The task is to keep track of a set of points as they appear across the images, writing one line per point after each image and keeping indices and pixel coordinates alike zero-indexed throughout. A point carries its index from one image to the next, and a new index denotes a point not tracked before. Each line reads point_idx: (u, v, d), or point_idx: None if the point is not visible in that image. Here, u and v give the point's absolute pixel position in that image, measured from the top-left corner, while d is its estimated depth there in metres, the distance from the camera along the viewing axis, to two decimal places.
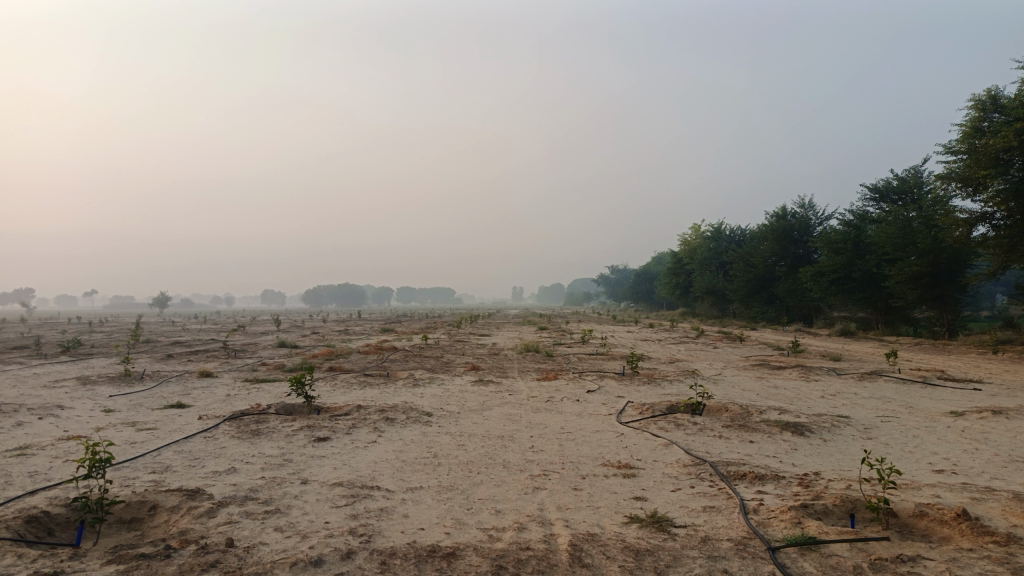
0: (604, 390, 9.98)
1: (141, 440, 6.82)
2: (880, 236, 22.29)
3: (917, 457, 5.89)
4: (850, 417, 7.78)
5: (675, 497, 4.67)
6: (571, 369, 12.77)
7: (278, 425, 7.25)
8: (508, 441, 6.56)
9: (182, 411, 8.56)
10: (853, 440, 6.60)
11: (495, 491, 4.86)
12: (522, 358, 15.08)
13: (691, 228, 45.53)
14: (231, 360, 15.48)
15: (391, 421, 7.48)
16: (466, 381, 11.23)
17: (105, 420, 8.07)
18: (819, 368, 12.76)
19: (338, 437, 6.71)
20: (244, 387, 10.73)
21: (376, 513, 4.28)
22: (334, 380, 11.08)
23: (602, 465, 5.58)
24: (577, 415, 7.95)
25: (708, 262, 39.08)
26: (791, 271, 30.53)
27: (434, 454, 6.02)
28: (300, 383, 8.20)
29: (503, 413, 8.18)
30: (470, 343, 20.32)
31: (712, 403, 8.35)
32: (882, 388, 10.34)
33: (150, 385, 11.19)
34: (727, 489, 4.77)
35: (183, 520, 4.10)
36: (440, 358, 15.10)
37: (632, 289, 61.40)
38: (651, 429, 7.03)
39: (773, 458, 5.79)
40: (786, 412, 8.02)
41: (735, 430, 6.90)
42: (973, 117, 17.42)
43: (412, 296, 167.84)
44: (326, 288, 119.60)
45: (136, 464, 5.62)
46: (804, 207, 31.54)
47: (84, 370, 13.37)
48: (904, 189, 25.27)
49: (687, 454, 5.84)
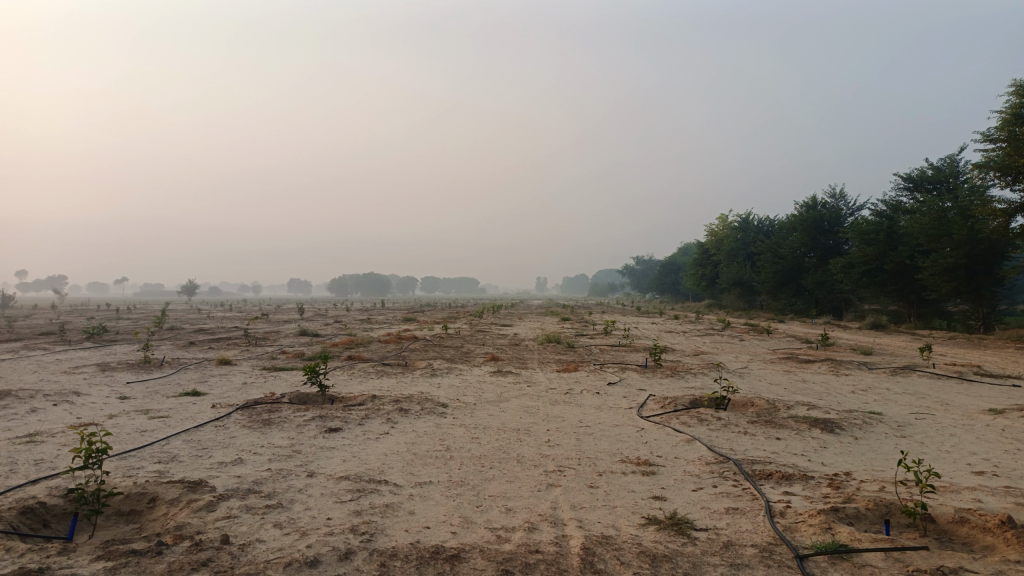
0: (626, 383, 9.72)
1: (152, 428, 6.72)
2: (913, 227, 21.67)
3: (956, 458, 5.57)
4: (882, 414, 7.45)
5: (696, 497, 4.42)
6: (593, 361, 12.51)
7: (290, 414, 7.11)
8: (524, 434, 6.35)
9: (197, 399, 8.47)
10: (885, 438, 6.29)
11: (507, 487, 4.65)
12: (543, 349, 14.87)
13: (717, 218, 44.83)
14: (252, 347, 15.46)
15: (405, 412, 7.31)
16: (485, 371, 11.04)
17: (119, 407, 8.02)
18: (849, 362, 12.36)
19: (351, 428, 6.54)
20: (262, 376, 10.65)
21: (380, 509, 4.09)
22: (352, 369, 10.97)
23: (621, 461, 5.34)
24: (597, 408, 7.71)
25: (735, 253, 38.46)
26: (820, 263, 29.89)
27: (447, 448, 5.82)
28: (314, 372, 8.06)
29: (521, 405, 7.97)
30: (492, 333, 20.15)
31: (738, 397, 8.05)
32: (916, 383, 9.95)
33: (169, 372, 11.16)
34: (752, 489, 4.51)
35: (182, 513, 3.95)
36: (461, 348, 14.93)
37: (657, 280, 60.81)
38: (673, 424, 6.77)
39: (801, 457, 5.50)
40: (815, 407, 7.71)
41: (760, 426, 6.61)
42: (1014, 103, 16.77)
43: (436, 286, 168.32)
44: (352, 277, 120.39)
45: (142, 454, 5.51)
46: (834, 197, 30.85)
47: (106, 357, 13.41)
48: (939, 178, 24.55)
49: (710, 452, 5.58)
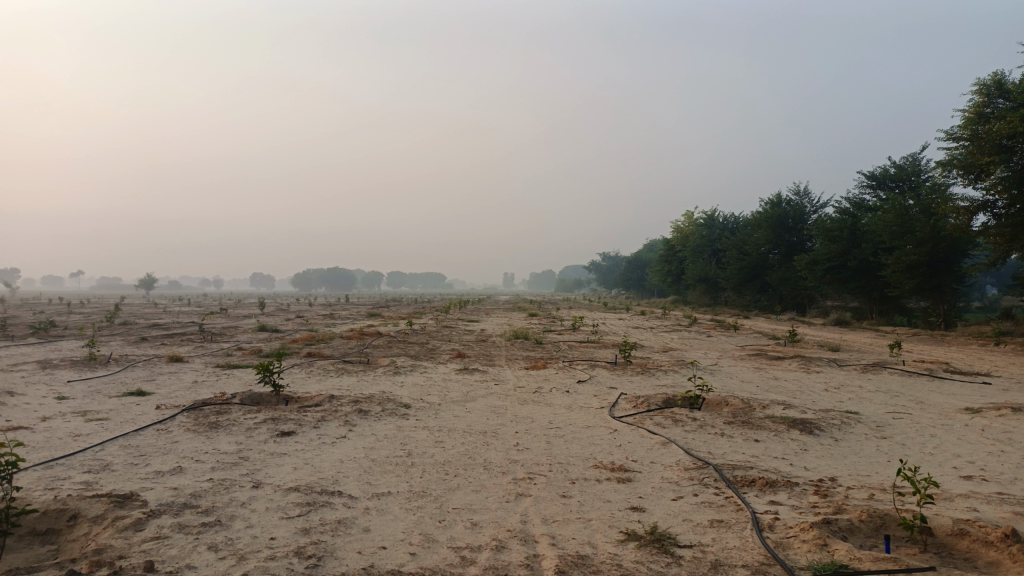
0: (596, 381, 9.40)
1: (87, 431, 6.19)
2: (877, 224, 21.78)
3: (941, 461, 5.34)
4: (860, 413, 7.23)
5: (677, 507, 4.09)
6: (561, 358, 12.19)
7: (239, 417, 6.63)
8: (491, 437, 5.98)
9: (141, 400, 7.90)
10: (867, 440, 6.05)
11: (472, 498, 4.27)
12: (510, 345, 14.48)
13: (683, 215, 44.91)
14: (206, 344, 14.77)
15: (364, 413, 6.88)
16: (450, 369, 10.62)
17: (56, 408, 7.42)
18: (819, 359, 12.21)
19: (305, 432, 6.10)
20: (214, 374, 10.09)
21: (330, 527, 3.68)
22: (311, 367, 10.44)
23: (594, 467, 4.99)
24: (567, 408, 7.35)
25: (701, 249, 38.58)
26: (784, 259, 30.02)
27: (408, 454, 5.41)
28: (267, 372, 7.56)
29: (488, 405, 7.59)
30: (457, 328, 19.71)
31: (712, 396, 7.78)
32: (888, 381, 9.79)
33: (115, 370, 10.54)
34: (736, 498, 4.20)
35: (105, 534, 3.50)
36: (426, 344, 14.48)
37: (623, 276, 60.92)
38: (647, 425, 6.46)
39: (783, 461, 5.22)
40: (790, 406, 7.46)
41: (738, 428, 6.32)
42: (977, 102, 16.84)
43: (402, 281, 167.07)
44: (316, 272, 118.73)
45: (71, 462, 5.00)
46: (799, 194, 30.99)
47: (49, 354, 12.71)
48: (902, 176, 24.76)
49: (688, 455, 5.27)
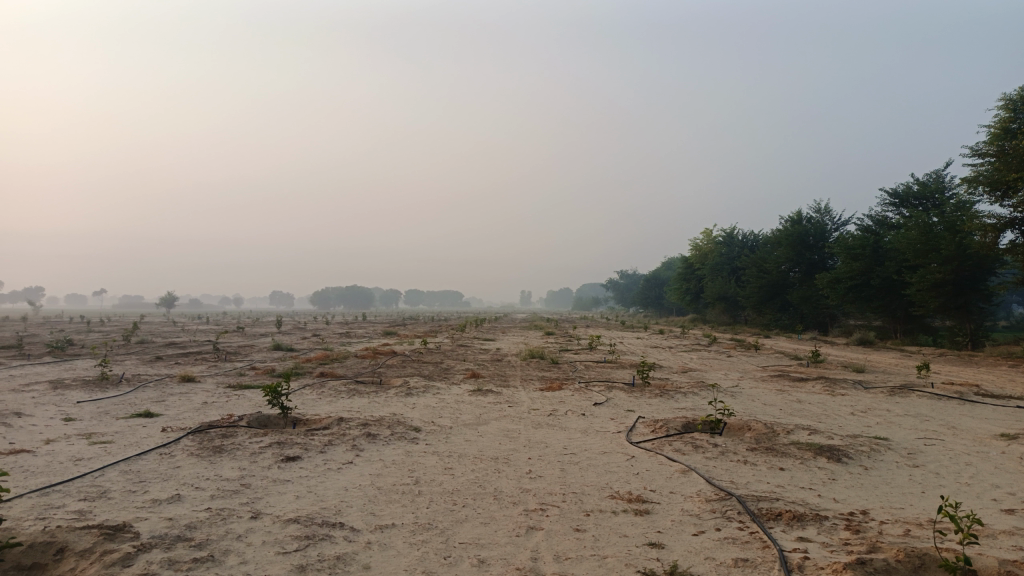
0: (613, 403, 9.14)
1: (88, 455, 6.04)
2: (900, 242, 21.36)
3: (979, 493, 5.04)
4: (889, 439, 6.92)
5: (698, 544, 3.84)
6: (578, 378, 11.92)
7: (244, 440, 6.46)
8: (503, 463, 5.75)
9: (148, 422, 7.76)
10: (898, 469, 5.75)
11: (480, 531, 4.05)
12: (526, 365, 14.24)
13: (702, 232, 44.54)
14: (220, 363, 14.68)
15: (373, 437, 6.68)
16: (464, 390, 10.41)
17: (61, 430, 7.29)
18: (843, 381, 11.85)
19: (311, 457, 5.90)
20: (224, 394, 9.95)
21: (328, 563, 3.47)
22: (322, 388, 10.27)
23: (611, 497, 4.75)
24: (583, 433, 7.11)
25: (720, 267, 38.18)
26: (805, 278, 29.55)
27: (416, 481, 5.19)
28: (276, 393, 7.40)
29: (500, 429, 7.37)
30: (473, 347, 19.50)
31: (733, 420, 7.49)
32: (917, 404, 9.44)
33: (125, 389, 10.43)
34: (761, 534, 3.93)
35: (90, 570, 3.31)
36: (440, 364, 14.27)
37: (640, 294, 60.47)
38: (666, 452, 6.20)
39: (810, 492, 4.94)
40: (816, 432, 7.16)
41: (761, 455, 6.04)
42: (1003, 117, 16.47)
43: (419, 299, 167.41)
44: (334, 291, 119.45)
45: (68, 489, 4.84)
46: (820, 212, 30.58)
47: (62, 373, 12.64)
48: (925, 193, 24.31)
49: (710, 485, 5.01)
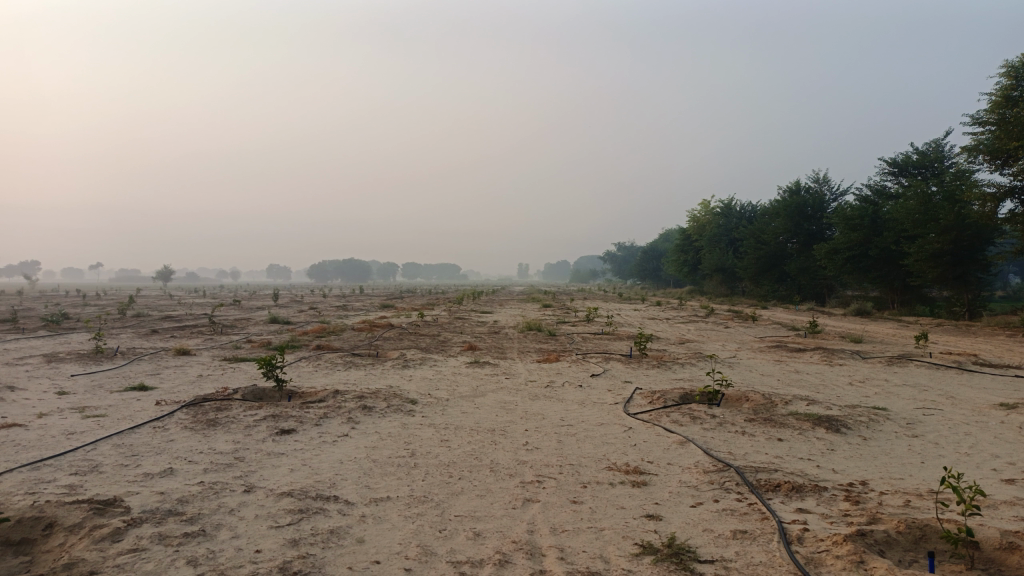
0: (610, 375, 9.09)
1: (81, 429, 5.98)
2: (898, 212, 21.24)
3: (979, 463, 4.99)
4: (888, 409, 6.89)
5: (696, 515, 3.80)
6: (574, 350, 11.87)
7: (239, 413, 6.40)
8: (499, 435, 5.70)
9: (142, 395, 7.69)
10: (897, 439, 5.71)
11: (476, 504, 4.00)
12: (523, 337, 14.19)
13: (700, 204, 44.33)
14: (216, 336, 14.60)
15: (369, 410, 6.63)
16: (461, 362, 10.36)
17: (55, 404, 7.23)
18: (841, 351, 11.82)
19: (305, 430, 5.85)
20: (219, 368, 9.89)
21: (321, 537, 3.42)
22: (318, 361, 10.21)
23: (608, 469, 4.70)
24: (580, 404, 7.06)
25: (718, 239, 38.05)
26: (803, 249, 29.45)
27: (411, 454, 5.14)
28: (270, 366, 7.34)
29: (497, 401, 7.31)
30: (470, 319, 19.47)
31: (731, 391, 7.44)
32: (915, 375, 9.40)
33: (120, 363, 10.35)
34: (760, 506, 3.89)
35: (79, 545, 3.25)
36: (437, 336, 14.22)
37: (637, 266, 60.40)
38: (664, 423, 6.15)
39: (808, 462, 4.91)
40: (814, 402, 7.11)
41: (759, 426, 6.00)
42: (1006, 85, 16.11)
43: (417, 272, 167.27)
44: (332, 264, 119.28)
45: (59, 463, 4.78)
46: (818, 182, 30.38)
47: (57, 346, 12.57)
48: (925, 162, 24.13)
49: (708, 456, 4.96)
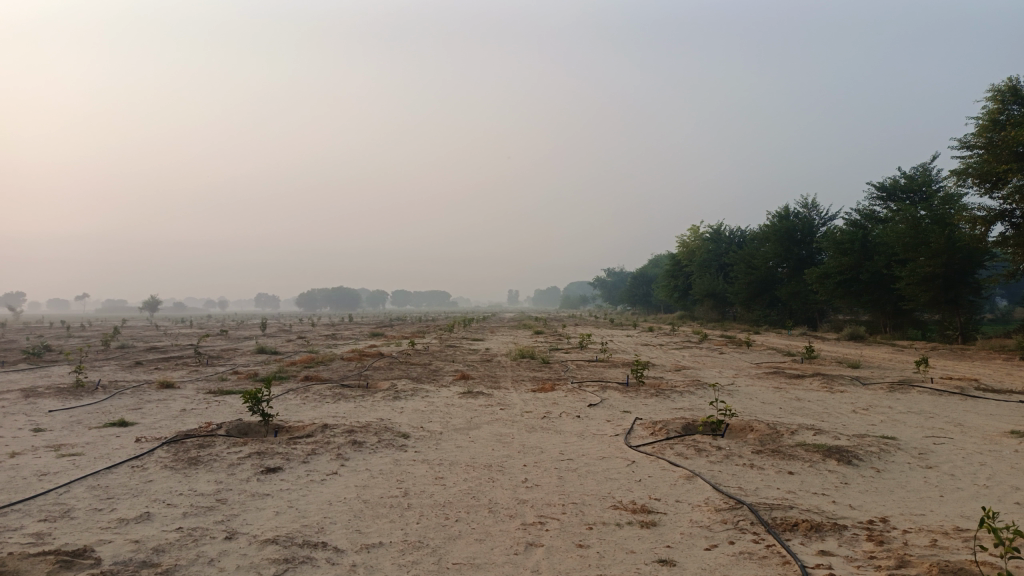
0: (608, 404, 8.83)
1: (55, 469, 5.65)
2: (889, 236, 21.23)
3: (1000, 495, 4.77)
4: (897, 439, 6.67)
5: (713, 560, 3.55)
6: (570, 379, 11.60)
7: (222, 451, 6.10)
8: (497, 472, 5.43)
9: (122, 431, 7.36)
10: (912, 470, 5.49)
11: (475, 550, 3.73)
12: (516, 366, 13.92)
13: (689, 230, 44.41)
14: (201, 368, 14.24)
15: (359, 445, 6.35)
16: (453, 392, 10.08)
17: (30, 442, 6.89)
18: (841, 378, 11.59)
19: (292, 468, 5.56)
20: (204, 401, 9.55)
21: None
22: (306, 393, 9.89)
23: (614, 508, 4.44)
24: (579, 437, 6.81)
25: (708, 264, 38.03)
26: (794, 274, 29.40)
27: (405, 493, 4.86)
28: (256, 400, 7.05)
29: (493, 433, 7.03)
30: (461, 348, 19.16)
31: (735, 421, 7.21)
32: (918, 401, 9.20)
33: (101, 397, 10.01)
34: (780, 548, 3.65)
35: None
36: (428, 366, 13.91)
37: (628, 292, 60.32)
38: (668, 456, 5.91)
39: (823, 498, 4.67)
40: (821, 431, 6.88)
41: (768, 458, 5.76)
42: (991, 109, 16.21)
43: (407, 300, 166.69)
44: (321, 293, 118.72)
45: (28, 508, 4.46)
46: (807, 207, 30.47)
47: (36, 380, 12.17)
48: (913, 186, 24.23)
49: (717, 492, 4.72)
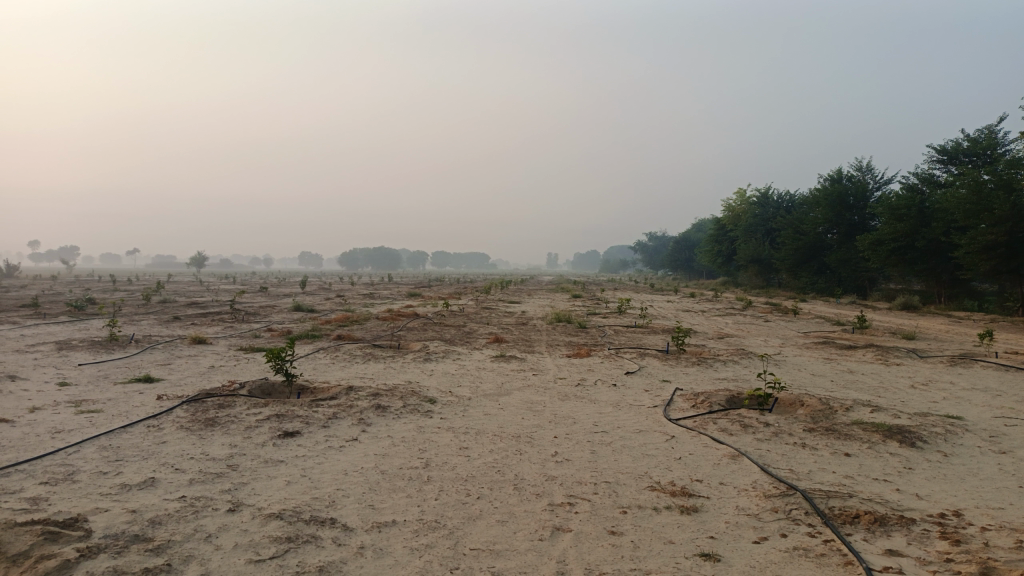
0: (647, 373, 8.39)
1: (71, 426, 5.47)
2: (948, 202, 20.10)
3: None
4: (963, 419, 6.11)
5: (763, 556, 3.13)
6: (607, 345, 11.16)
7: (241, 412, 5.87)
8: (525, 443, 5.07)
9: (146, 388, 7.20)
10: (983, 455, 4.97)
11: (496, 534, 3.38)
12: (552, 329, 13.54)
13: (735, 193, 43.09)
14: (236, 324, 14.18)
15: (383, 409, 6.05)
16: (486, 356, 9.75)
17: (54, 396, 6.78)
18: (895, 350, 10.92)
19: (311, 433, 5.28)
20: (233, 358, 9.39)
21: None
22: (336, 352, 9.66)
23: (651, 489, 4.05)
24: (615, 407, 6.41)
25: (754, 229, 36.89)
26: (844, 240, 28.24)
27: (425, 464, 4.53)
28: (280, 359, 6.81)
29: (524, 401, 6.67)
30: (497, 310, 18.80)
31: (784, 395, 6.73)
32: (983, 377, 8.53)
33: (132, 351, 9.95)
34: (840, 545, 3.22)
35: None
36: (463, 327, 13.60)
37: (670, 257, 59.21)
38: (711, 431, 5.47)
39: (886, 485, 4.20)
40: (879, 409, 6.34)
41: (821, 437, 5.28)
42: None
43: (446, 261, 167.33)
44: (363, 253, 119.61)
45: (31, 469, 4.26)
46: (861, 170, 29.12)
47: (73, 333, 12.22)
48: (977, 149, 22.83)
49: (767, 475, 4.29)
